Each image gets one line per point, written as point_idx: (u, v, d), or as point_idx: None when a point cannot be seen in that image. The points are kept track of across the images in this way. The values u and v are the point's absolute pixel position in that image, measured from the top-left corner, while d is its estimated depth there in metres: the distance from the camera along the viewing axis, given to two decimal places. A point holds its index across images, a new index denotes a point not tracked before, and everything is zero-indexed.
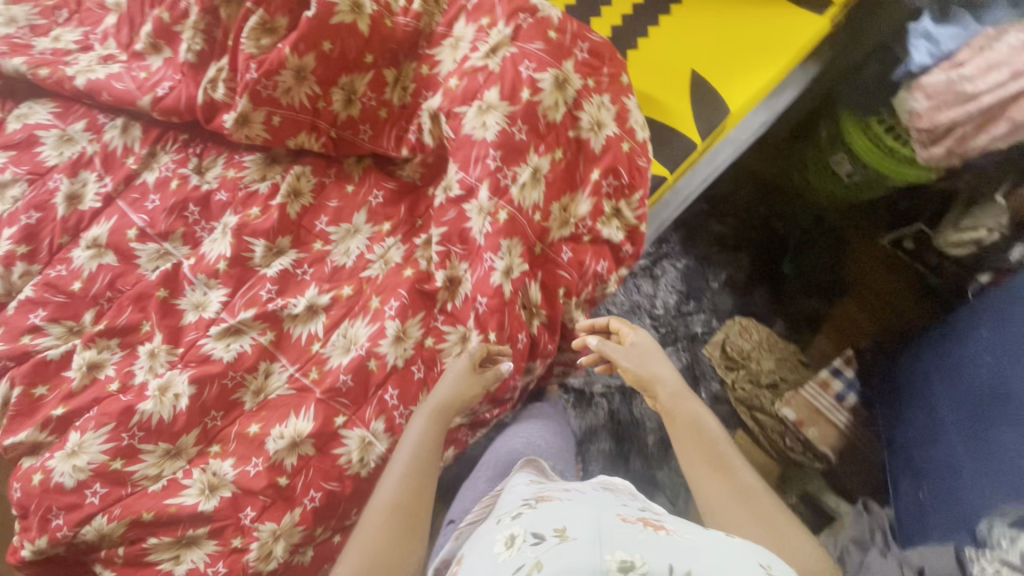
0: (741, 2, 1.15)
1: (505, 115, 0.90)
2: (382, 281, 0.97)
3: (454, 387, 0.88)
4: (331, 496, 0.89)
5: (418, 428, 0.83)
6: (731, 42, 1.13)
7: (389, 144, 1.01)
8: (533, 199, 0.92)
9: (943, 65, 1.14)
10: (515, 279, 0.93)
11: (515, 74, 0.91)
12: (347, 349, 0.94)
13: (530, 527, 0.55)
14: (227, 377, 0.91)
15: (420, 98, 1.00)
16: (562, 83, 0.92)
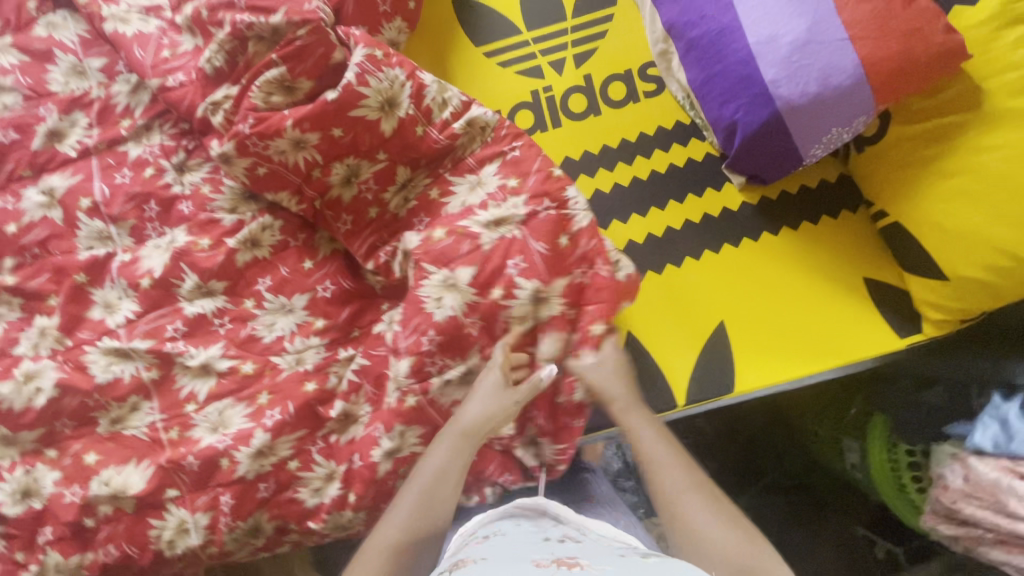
0: (820, 273, 0.97)
1: (466, 302, 0.80)
2: (283, 380, 0.90)
3: (482, 408, 0.74)
4: (126, 558, 0.87)
5: (437, 458, 0.71)
6: (784, 315, 0.96)
7: (360, 249, 0.89)
8: (454, 396, 0.83)
9: (1004, 461, 0.92)
10: (397, 461, 0.84)
11: (499, 265, 0.81)
12: (215, 428, 0.89)
13: None
14: (92, 395, 0.88)
15: (416, 219, 0.88)
16: (541, 300, 0.81)
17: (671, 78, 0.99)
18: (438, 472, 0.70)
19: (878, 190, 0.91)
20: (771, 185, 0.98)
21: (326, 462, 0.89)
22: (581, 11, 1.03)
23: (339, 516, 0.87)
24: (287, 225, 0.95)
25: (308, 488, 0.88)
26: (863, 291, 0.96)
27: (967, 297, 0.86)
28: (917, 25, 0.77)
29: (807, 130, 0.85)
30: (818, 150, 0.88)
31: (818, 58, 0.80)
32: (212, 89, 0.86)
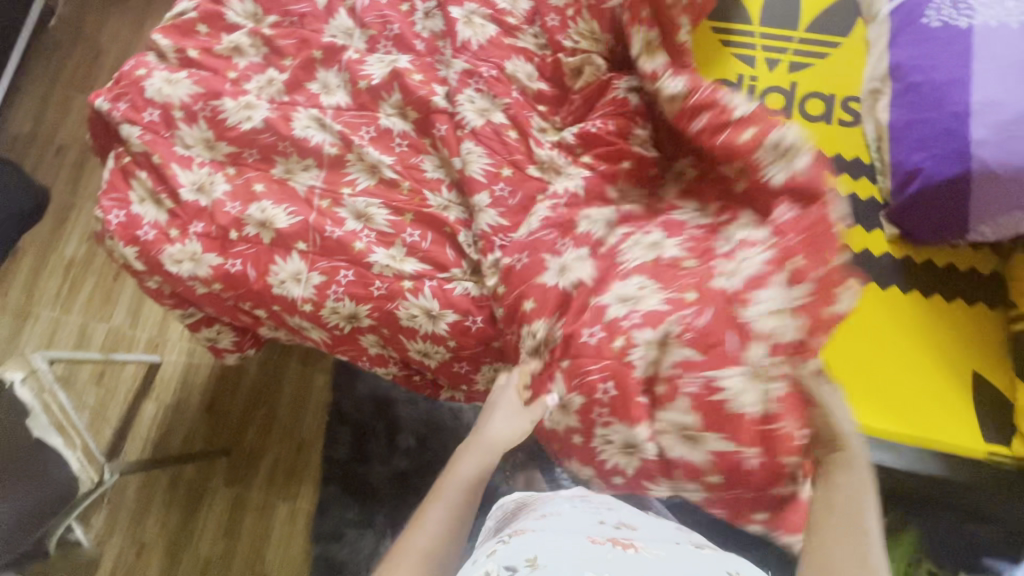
0: (932, 347, 0.96)
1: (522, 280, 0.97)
2: (430, 213, 1.02)
3: (503, 427, 0.86)
4: (242, 277, 1.01)
5: (468, 467, 0.80)
6: (880, 369, 0.96)
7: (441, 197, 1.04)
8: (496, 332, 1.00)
9: None
10: (458, 339, 1.00)
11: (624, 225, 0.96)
12: (357, 217, 1.03)
13: (501, 561, 0.64)
14: (284, 141, 1.04)
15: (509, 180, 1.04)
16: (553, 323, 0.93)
17: (870, 117, 1.03)
18: (470, 478, 0.79)
19: None
20: (921, 247, 1.00)
21: (432, 300, 0.99)
22: (813, 29, 1.11)
23: (429, 348, 1.02)
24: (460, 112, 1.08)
25: (409, 307, 0.99)
26: (969, 383, 0.94)
27: None
28: None
29: (991, 201, 0.86)
30: (989, 229, 0.90)
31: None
32: None
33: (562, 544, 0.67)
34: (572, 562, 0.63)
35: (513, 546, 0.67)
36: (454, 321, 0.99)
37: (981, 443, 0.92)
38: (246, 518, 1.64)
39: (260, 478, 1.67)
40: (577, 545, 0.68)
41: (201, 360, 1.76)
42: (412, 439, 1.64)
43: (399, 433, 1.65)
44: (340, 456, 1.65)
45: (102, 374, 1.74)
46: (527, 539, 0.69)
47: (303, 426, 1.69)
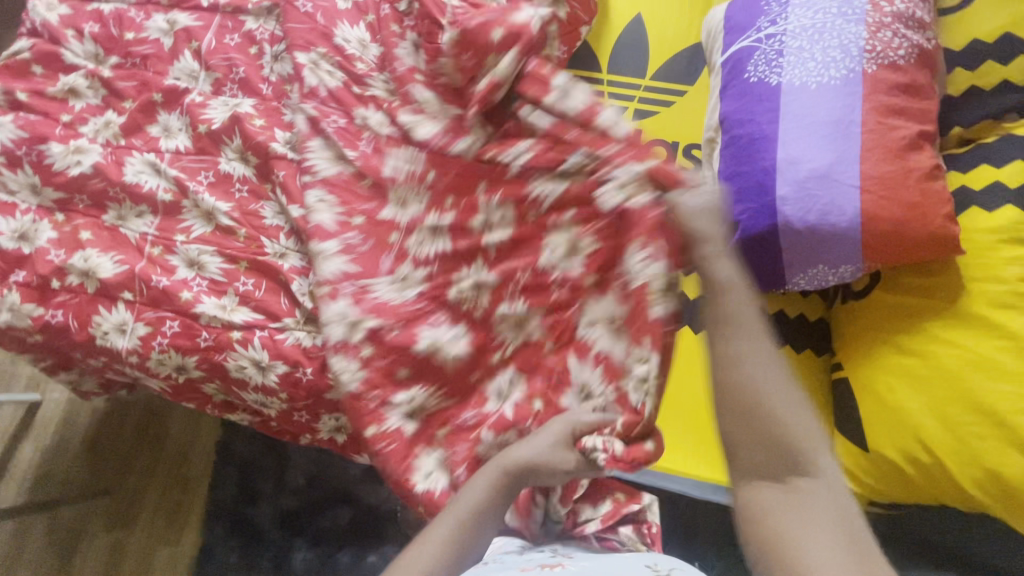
0: None
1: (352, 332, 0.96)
2: (265, 261, 1.00)
3: (534, 454, 0.74)
4: (64, 328, 0.97)
5: (478, 492, 0.72)
6: None
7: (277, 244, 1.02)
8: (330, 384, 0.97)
9: None
10: (290, 390, 0.98)
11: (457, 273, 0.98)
12: (190, 265, 1.01)
13: None
14: (115, 187, 1.01)
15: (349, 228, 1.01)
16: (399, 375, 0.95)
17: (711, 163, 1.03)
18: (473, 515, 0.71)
19: (852, 345, 0.92)
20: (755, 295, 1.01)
21: (261, 350, 0.97)
22: (662, 77, 1.13)
23: (264, 399, 1.00)
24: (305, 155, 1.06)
25: (237, 359, 0.97)
26: None
27: (877, 475, 0.85)
28: (925, 202, 0.82)
29: (796, 257, 0.88)
30: (802, 280, 0.91)
31: (831, 190, 0.84)
32: (328, 36, 1.09)
33: None
34: None
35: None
36: (285, 372, 0.97)
37: None
38: (126, 563, 1.58)
39: (143, 521, 1.61)
40: None
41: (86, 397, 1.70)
42: (301, 478, 1.60)
43: (289, 471, 1.61)
44: (227, 496, 1.60)
45: None
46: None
47: (190, 465, 1.65)
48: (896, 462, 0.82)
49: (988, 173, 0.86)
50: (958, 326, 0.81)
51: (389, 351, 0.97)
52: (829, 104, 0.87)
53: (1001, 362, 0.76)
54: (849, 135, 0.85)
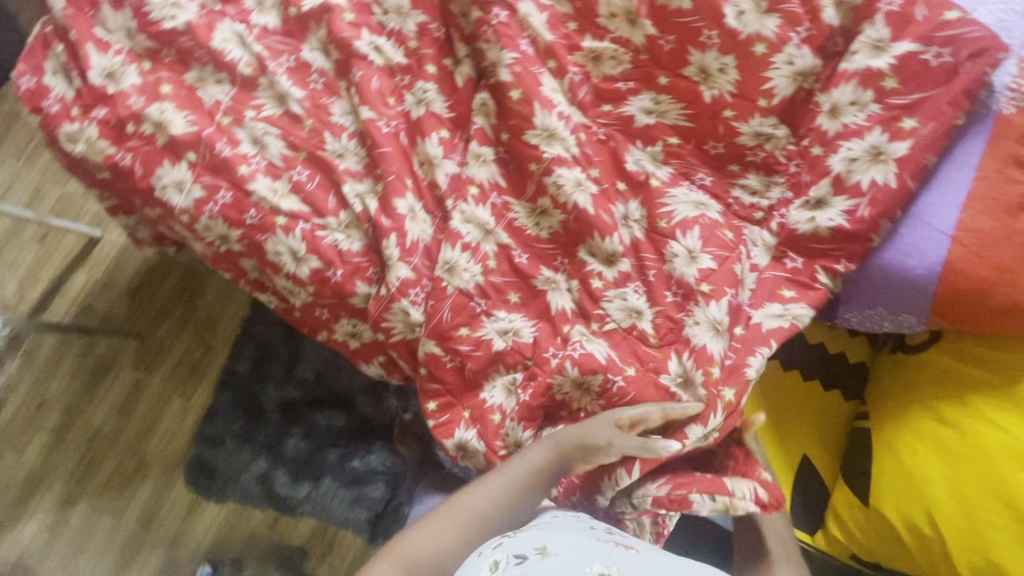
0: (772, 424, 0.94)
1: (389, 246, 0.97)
2: (323, 157, 1.01)
3: (582, 431, 0.86)
4: (130, 171, 1.02)
5: (534, 458, 0.86)
6: None
7: (338, 143, 1.03)
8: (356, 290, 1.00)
9: None
10: (318, 286, 1.01)
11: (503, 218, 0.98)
12: (254, 142, 1.03)
13: (511, 552, 0.71)
14: (201, 49, 1.03)
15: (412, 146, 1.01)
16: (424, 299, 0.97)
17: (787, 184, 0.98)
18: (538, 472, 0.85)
19: (883, 398, 0.87)
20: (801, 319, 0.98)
21: (300, 241, 1.00)
22: None
23: (291, 287, 1.03)
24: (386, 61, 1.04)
25: (277, 244, 1.00)
26: (795, 467, 0.92)
27: (875, 536, 0.81)
28: (1018, 268, 0.75)
29: (856, 293, 0.87)
30: (854, 318, 0.89)
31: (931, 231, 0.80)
32: None
33: (570, 535, 0.73)
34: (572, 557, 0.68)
35: (520, 538, 0.74)
36: (317, 267, 1.00)
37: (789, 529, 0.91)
38: (142, 402, 1.73)
39: (165, 369, 1.74)
40: (581, 539, 0.73)
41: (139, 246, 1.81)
42: (310, 373, 1.69)
43: (300, 364, 1.70)
44: (241, 369, 1.70)
45: (45, 236, 1.79)
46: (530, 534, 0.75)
47: (216, 333, 1.76)
48: (896, 528, 0.78)
49: None
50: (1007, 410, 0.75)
51: (419, 274, 0.98)
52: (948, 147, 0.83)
53: None
54: (963, 181, 0.80)
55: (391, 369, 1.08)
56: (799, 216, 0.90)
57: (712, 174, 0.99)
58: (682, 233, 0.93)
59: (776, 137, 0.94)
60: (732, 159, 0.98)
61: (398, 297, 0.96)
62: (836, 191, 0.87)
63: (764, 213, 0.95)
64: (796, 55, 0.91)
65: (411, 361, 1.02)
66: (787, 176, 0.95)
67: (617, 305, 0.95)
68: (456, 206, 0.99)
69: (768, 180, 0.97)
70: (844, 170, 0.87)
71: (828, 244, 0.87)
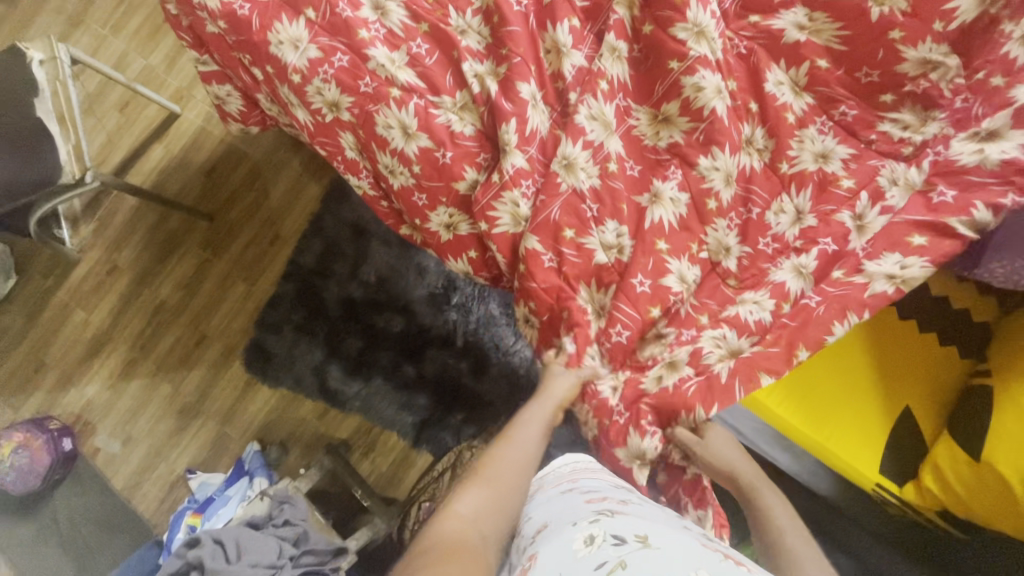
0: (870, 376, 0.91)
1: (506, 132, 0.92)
2: (446, 31, 0.96)
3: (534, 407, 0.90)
4: (247, 23, 0.99)
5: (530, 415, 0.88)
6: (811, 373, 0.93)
7: (463, 19, 0.97)
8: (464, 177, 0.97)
9: None
10: (425, 167, 0.97)
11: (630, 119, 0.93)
12: (375, 8, 0.98)
13: (607, 530, 0.64)
14: None
15: (540, 32, 0.96)
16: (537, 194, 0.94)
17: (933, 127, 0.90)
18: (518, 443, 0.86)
19: (1009, 354, 0.83)
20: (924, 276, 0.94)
21: (413, 117, 0.96)
22: None
23: (394, 166, 0.99)
24: None
25: (388, 117, 0.96)
26: (895, 422, 0.89)
27: (979, 493, 0.78)
28: None
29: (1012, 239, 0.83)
30: (1000, 270, 0.85)
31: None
32: None
33: (676, 535, 0.64)
34: (682, 555, 0.59)
35: (619, 521, 0.66)
36: (427, 148, 0.96)
37: (877, 477, 0.88)
38: (206, 283, 1.76)
39: (230, 254, 1.76)
40: (686, 540, 0.64)
41: (215, 129, 1.80)
42: (373, 276, 1.69)
43: (364, 266, 1.70)
44: (306, 263, 1.71)
45: (126, 104, 1.80)
46: (627, 517, 0.67)
47: (283, 224, 1.76)
48: (1007, 484, 0.74)
49: None
50: None
51: (533, 166, 0.94)
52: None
53: None
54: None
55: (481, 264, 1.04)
56: (965, 149, 0.85)
57: (858, 107, 0.92)
58: (796, 190, 0.91)
59: (944, 68, 0.88)
60: (887, 88, 0.91)
61: (510, 185, 0.92)
62: (1014, 123, 0.84)
63: (915, 147, 0.89)
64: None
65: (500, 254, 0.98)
66: (950, 110, 0.88)
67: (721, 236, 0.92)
68: (582, 100, 0.92)
69: (924, 116, 0.90)
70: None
71: (994, 177, 0.83)
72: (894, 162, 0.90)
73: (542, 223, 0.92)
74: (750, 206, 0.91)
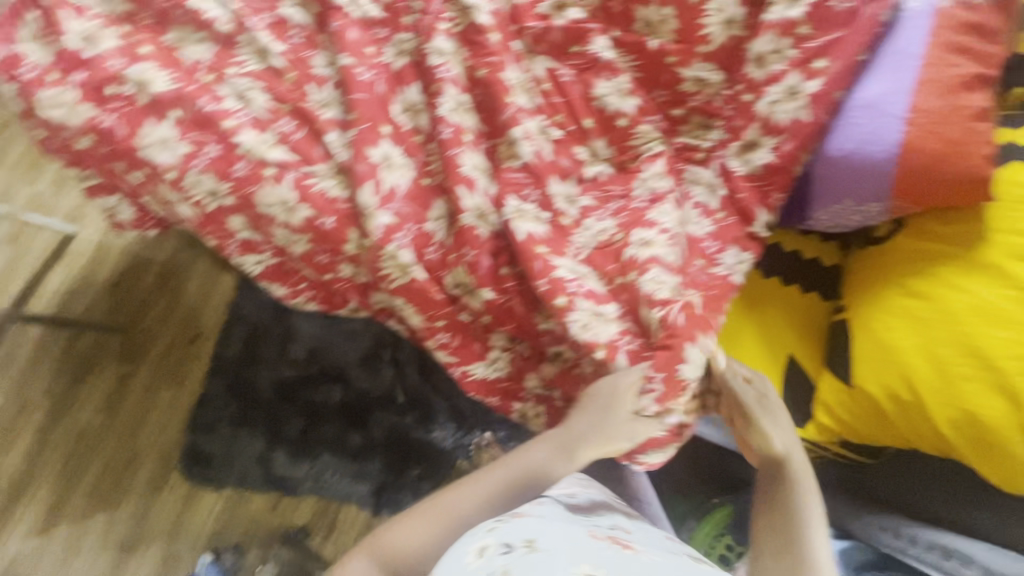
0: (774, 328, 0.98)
1: (381, 188, 0.99)
2: (309, 107, 1.03)
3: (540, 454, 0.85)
4: (112, 131, 1.02)
5: (537, 455, 0.85)
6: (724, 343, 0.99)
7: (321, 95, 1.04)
8: (350, 237, 1.02)
9: None
10: (313, 234, 1.03)
11: (492, 155, 1.02)
12: (237, 98, 1.04)
13: (500, 541, 0.66)
14: (179, 9, 1.05)
15: (395, 95, 1.04)
16: (423, 237, 1.01)
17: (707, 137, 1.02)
18: (543, 472, 0.84)
19: (859, 287, 0.91)
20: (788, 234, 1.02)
21: (291, 191, 1.01)
22: None
23: (286, 238, 1.05)
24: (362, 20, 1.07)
25: (267, 196, 1.01)
26: (785, 365, 0.96)
27: (861, 416, 0.86)
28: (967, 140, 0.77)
29: (829, 187, 0.88)
30: (827, 215, 0.91)
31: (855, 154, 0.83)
32: None
33: (566, 537, 0.68)
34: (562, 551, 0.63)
35: (514, 525, 0.69)
36: (310, 216, 1.01)
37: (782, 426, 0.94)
38: (130, 398, 1.69)
39: (150, 362, 1.71)
40: (576, 539, 0.69)
41: (116, 241, 1.78)
42: (302, 352, 1.67)
43: (292, 344, 1.67)
44: (232, 354, 1.68)
45: (16, 235, 1.76)
46: (525, 523, 0.70)
47: (200, 321, 1.73)
48: (879, 403, 0.83)
49: None
50: (972, 274, 0.79)
51: (401, 219, 0.99)
52: (874, 49, 0.84)
53: (1004, 312, 0.75)
54: (904, 95, 0.80)
55: (432, 332, 1.05)
56: (737, 160, 0.96)
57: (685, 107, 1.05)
58: (648, 169, 1.02)
59: (711, 83, 1.01)
60: (676, 103, 1.04)
61: (384, 244, 0.98)
62: (765, 131, 0.92)
63: (704, 154, 1.03)
64: (726, 3, 0.97)
65: (482, 325, 1.04)
66: (722, 117, 1.01)
67: (590, 232, 1.00)
68: (459, 154, 0.99)
69: (708, 124, 1.03)
70: (769, 111, 0.92)
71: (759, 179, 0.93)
72: (695, 165, 1.03)
73: (436, 260, 1.00)
74: (614, 197, 1.02)
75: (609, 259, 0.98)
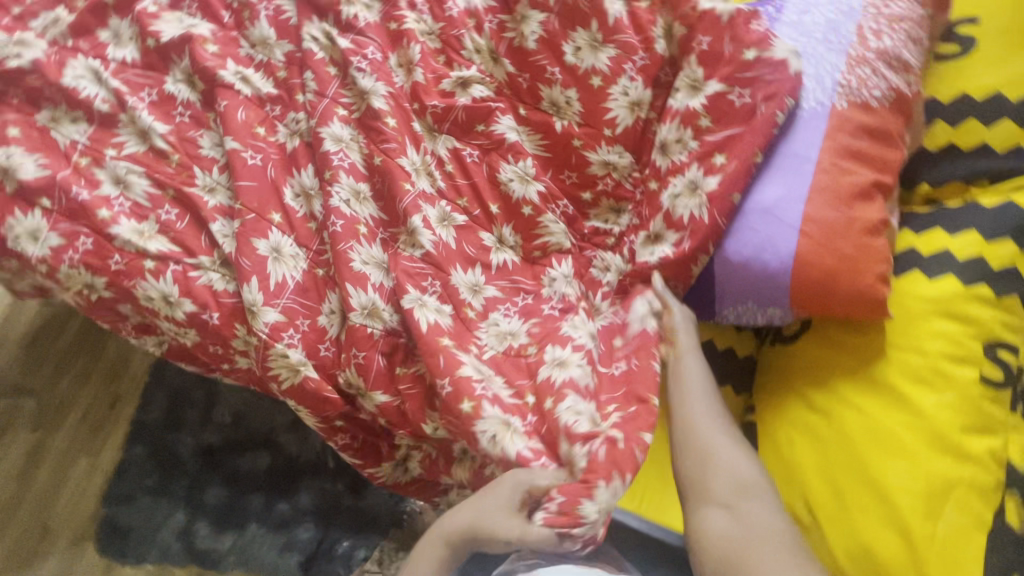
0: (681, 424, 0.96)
1: (268, 283, 0.93)
2: (193, 194, 0.96)
3: (429, 559, 0.81)
4: None
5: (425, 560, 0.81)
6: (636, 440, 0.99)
7: (208, 180, 0.98)
8: (238, 332, 0.95)
9: None
10: (199, 329, 0.96)
11: (390, 243, 0.96)
12: (116, 183, 0.97)
13: None
14: (52, 87, 0.97)
15: (287, 178, 0.98)
16: (316, 333, 0.95)
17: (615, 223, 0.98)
18: None
19: (766, 391, 0.86)
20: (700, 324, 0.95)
21: (172, 284, 0.94)
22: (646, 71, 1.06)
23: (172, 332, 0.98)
24: (252, 97, 1.00)
25: (146, 290, 0.94)
26: None
27: None
28: (859, 256, 0.75)
29: (731, 289, 0.84)
30: (731, 314, 0.87)
31: (753, 261, 0.79)
32: None
33: None
34: None
35: None
36: (194, 312, 0.94)
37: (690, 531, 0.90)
38: (43, 467, 1.59)
39: (67, 427, 1.62)
40: None
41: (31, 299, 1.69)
42: (228, 415, 1.61)
43: (216, 407, 1.61)
44: (152, 419, 1.60)
45: None
46: None
47: (121, 383, 1.65)
48: None
49: (982, 189, 0.81)
50: (871, 394, 0.75)
51: (291, 315, 0.93)
52: (769, 148, 0.81)
53: (899, 438, 0.72)
54: (797, 202, 0.77)
55: (331, 433, 1.02)
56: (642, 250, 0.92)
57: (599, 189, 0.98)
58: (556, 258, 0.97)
59: (619, 166, 0.95)
60: (586, 186, 0.98)
61: (271, 342, 0.92)
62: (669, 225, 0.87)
63: (616, 239, 0.97)
64: (630, 86, 0.93)
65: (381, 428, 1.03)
66: (633, 202, 0.96)
67: (492, 333, 0.92)
68: (350, 248, 0.93)
69: (618, 208, 0.98)
70: (670, 205, 0.87)
71: (664, 276, 0.88)
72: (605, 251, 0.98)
73: (330, 357, 0.95)
74: (523, 292, 0.95)
75: (519, 372, 0.90)
